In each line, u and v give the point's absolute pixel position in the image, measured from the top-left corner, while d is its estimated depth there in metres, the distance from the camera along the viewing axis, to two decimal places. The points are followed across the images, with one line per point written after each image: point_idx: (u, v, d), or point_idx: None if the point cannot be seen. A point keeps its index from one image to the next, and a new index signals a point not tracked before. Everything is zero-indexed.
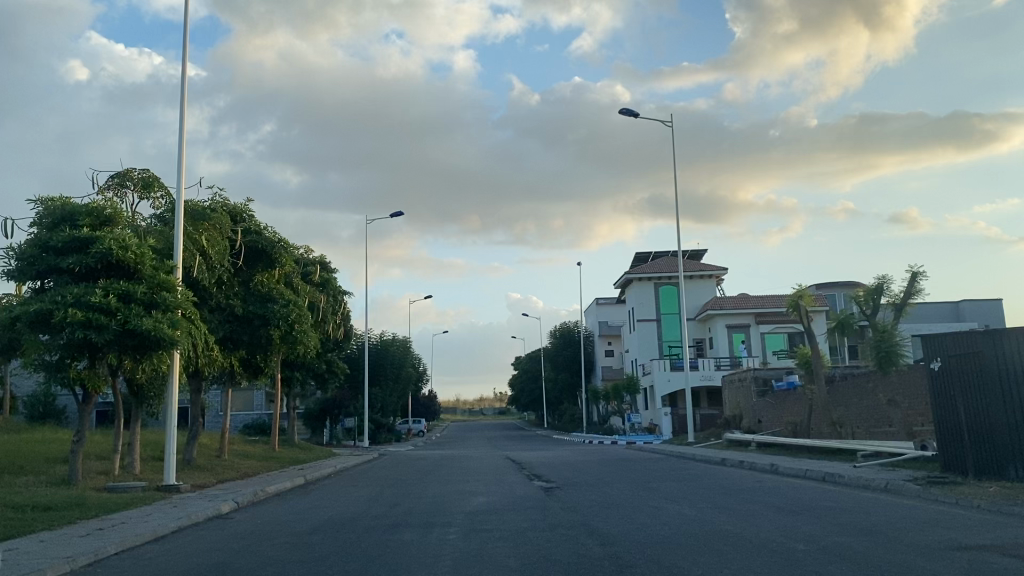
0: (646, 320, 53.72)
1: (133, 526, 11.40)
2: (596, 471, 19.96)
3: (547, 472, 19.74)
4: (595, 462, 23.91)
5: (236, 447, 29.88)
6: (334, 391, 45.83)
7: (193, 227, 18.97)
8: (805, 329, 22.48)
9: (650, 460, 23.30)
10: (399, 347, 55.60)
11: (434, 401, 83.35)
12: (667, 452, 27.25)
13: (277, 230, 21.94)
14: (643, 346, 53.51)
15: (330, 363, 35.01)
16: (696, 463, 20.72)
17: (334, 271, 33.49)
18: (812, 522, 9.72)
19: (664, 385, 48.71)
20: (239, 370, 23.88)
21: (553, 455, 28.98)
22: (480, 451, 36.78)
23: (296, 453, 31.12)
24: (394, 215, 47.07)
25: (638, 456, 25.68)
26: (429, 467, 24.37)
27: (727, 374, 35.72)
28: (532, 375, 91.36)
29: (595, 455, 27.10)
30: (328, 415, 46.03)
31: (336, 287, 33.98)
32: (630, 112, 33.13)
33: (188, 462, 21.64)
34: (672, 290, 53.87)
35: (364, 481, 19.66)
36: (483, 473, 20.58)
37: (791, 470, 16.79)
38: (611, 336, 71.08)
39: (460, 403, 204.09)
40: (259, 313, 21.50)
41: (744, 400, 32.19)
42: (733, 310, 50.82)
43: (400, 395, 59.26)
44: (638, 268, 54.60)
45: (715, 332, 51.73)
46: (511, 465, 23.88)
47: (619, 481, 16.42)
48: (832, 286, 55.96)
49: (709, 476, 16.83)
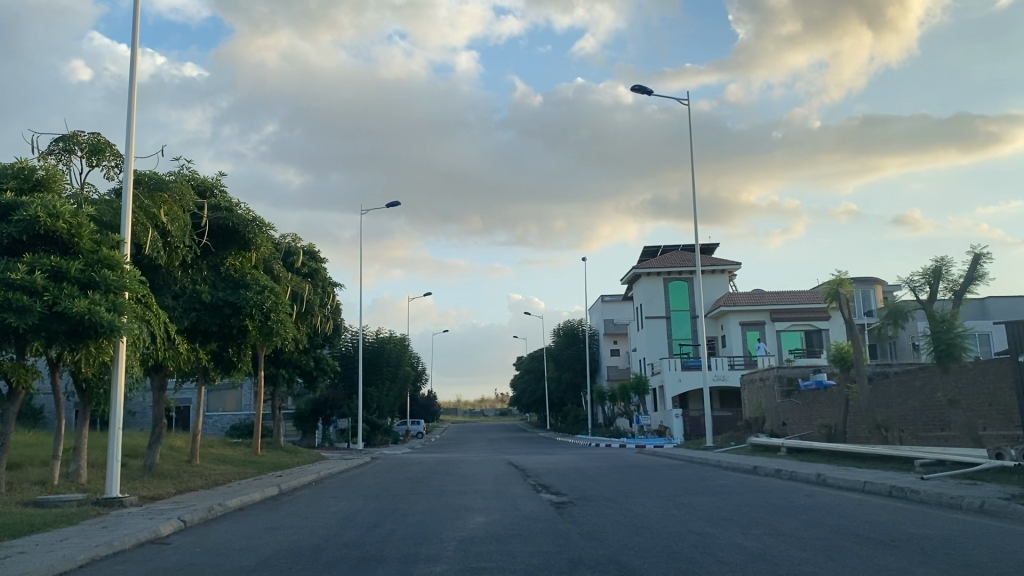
0: (655, 317, 51.23)
1: (34, 557, 8.94)
2: (612, 481, 17.51)
3: (555, 482, 17.34)
4: (607, 469, 21.47)
5: (215, 451, 27.46)
6: (327, 390, 43.47)
7: (150, 200, 16.52)
8: (845, 320, 20.01)
9: (669, 467, 20.86)
10: (396, 345, 53.28)
11: (433, 401, 80.96)
12: (685, 457, 24.78)
13: (251, 207, 19.47)
14: (652, 344, 51.02)
15: (318, 361, 32.64)
16: (724, 472, 18.28)
17: (322, 260, 31.06)
18: (924, 563, 7.23)
19: (674, 385, 46.29)
20: (210, 366, 21.47)
21: (560, 461, 26.52)
22: (480, 454, 34.38)
23: (280, 457, 28.69)
24: (392, 205, 44.65)
25: (653, 463, 23.20)
26: (423, 475, 21.91)
27: (744, 374, 33.17)
28: (535, 375, 88.92)
29: (607, 461, 24.65)
30: (320, 416, 43.68)
31: (324, 278, 31.57)
32: (643, 90, 30.64)
33: (149, 467, 19.22)
34: (683, 286, 51.39)
35: (346, 492, 17.22)
36: (483, 483, 18.12)
37: (840, 481, 14.37)
38: (617, 334, 68.63)
39: (461, 403, 201.80)
40: (229, 301, 19.04)
41: (766, 401, 29.73)
42: (748, 307, 48.35)
43: (397, 394, 56.96)
44: (647, 263, 52.13)
45: (728, 330, 49.27)
46: (515, 472, 21.42)
47: (642, 495, 14.00)
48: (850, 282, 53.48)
49: (745, 490, 14.40)
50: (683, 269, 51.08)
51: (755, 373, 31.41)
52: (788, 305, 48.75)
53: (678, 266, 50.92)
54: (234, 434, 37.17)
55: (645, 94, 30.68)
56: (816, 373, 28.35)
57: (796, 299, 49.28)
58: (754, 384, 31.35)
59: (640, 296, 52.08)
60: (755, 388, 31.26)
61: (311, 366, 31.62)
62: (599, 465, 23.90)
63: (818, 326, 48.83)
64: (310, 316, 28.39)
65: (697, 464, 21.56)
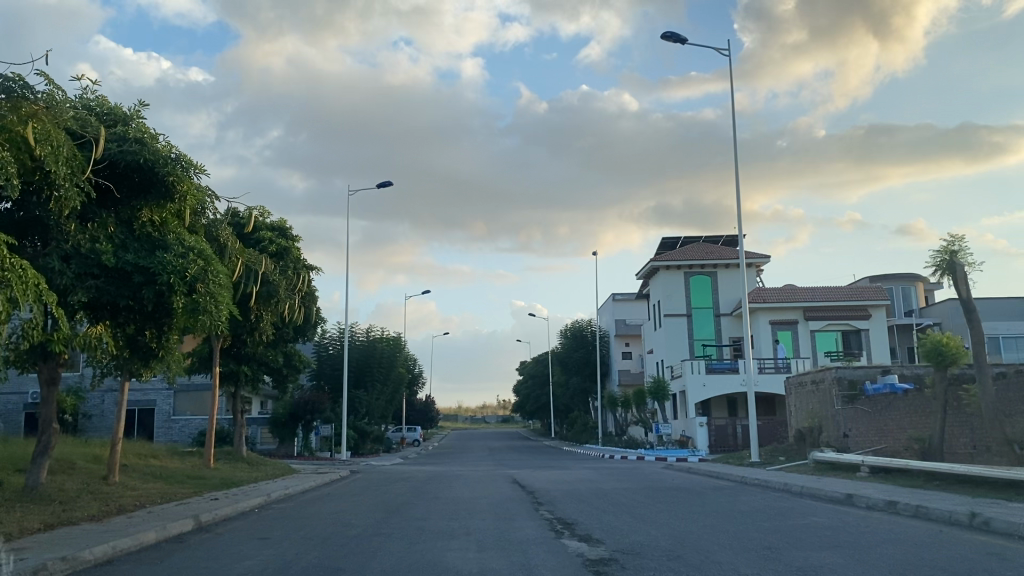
0: (674, 316, 46.26)
1: None
2: (656, 517, 12.67)
3: (579, 517, 12.55)
4: (645, 495, 16.53)
5: (156, 463, 22.42)
6: (307, 393, 38.61)
7: (14, 115, 11.67)
8: (960, 301, 14.88)
9: (723, 495, 15.90)
10: (388, 345, 48.59)
11: (430, 406, 75.83)
12: (732, 476, 19.82)
13: (173, 142, 14.57)
14: (670, 346, 46.12)
15: (287, 356, 27.80)
16: (807, 505, 13.40)
17: (291, 239, 26.38)
18: None
19: (697, 391, 41.48)
20: (126, 357, 16.44)
21: (577, 479, 21.64)
22: (479, 468, 29.42)
23: (237, 471, 23.71)
24: (383, 184, 39.60)
25: (698, 485, 18.28)
26: (403, 499, 17.04)
27: (789, 377, 28.13)
28: (539, 380, 83.86)
29: (637, 482, 19.67)
30: (300, 421, 38.74)
31: (295, 259, 26.75)
32: (677, 39, 25.77)
33: (33, 487, 14.29)
34: (705, 281, 46.52)
35: (288, 530, 12.41)
36: (480, 516, 13.25)
37: (1015, 528, 9.53)
38: (629, 335, 63.59)
39: (462, 409, 196.23)
40: (140, 266, 14.07)
41: (821, 408, 24.76)
42: (779, 304, 43.52)
43: (390, 399, 52.10)
44: (665, 255, 47.19)
45: (757, 330, 44.40)
46: (523, 497, 16.50)
47: (721, 549, 9.19)
48: (889, 279, 48.50)
49: (872, 545, 9.56)
50: (706, 261, 46.18)
51: (805, 375, 26.36)
52: (824, 302, 43.81)
53: (700, 259, 46.04)
54: (197, 442, 32.36)
55: (679, 43, 25.79)
56: (885, 374, 23.35)
57: (832, 296, 44.30)
58: (805, 389, 26.27)
59: (658, 292, 47.12)
60: (805, 395, 26.21)
61: (279, 362, 26.78)
62: (631, 486, 18.96)
63: (858, 326, 43.80)
64: (273, 302, 23.61)
65: (758, 489, 16.65)
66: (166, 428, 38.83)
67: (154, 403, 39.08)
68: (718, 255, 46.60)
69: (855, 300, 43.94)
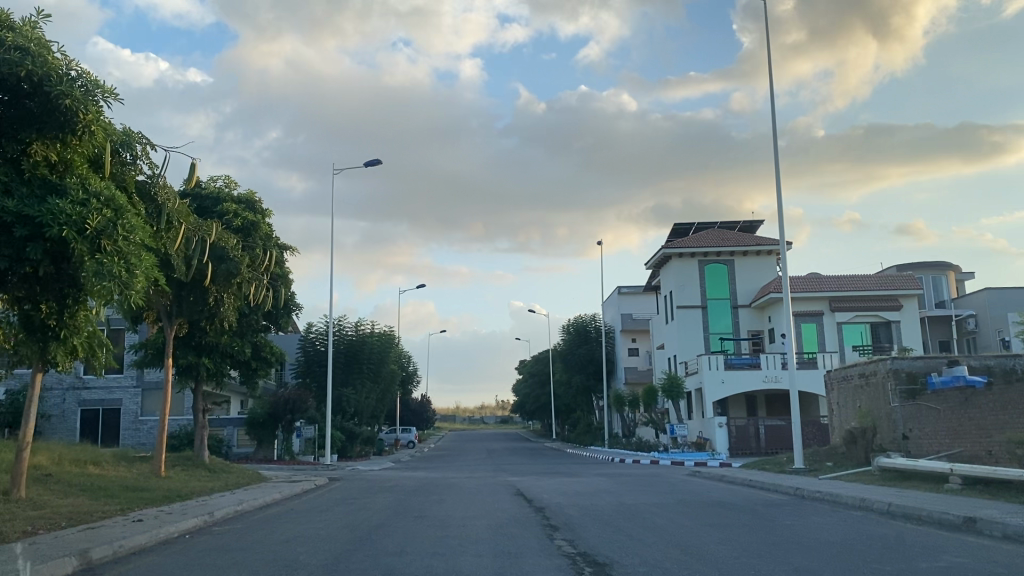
0: (688, 307, 42.77)
1: None
2: (721, 554, 9.24)
3: (613, 556, 9.08)
4: (684, 516, 13.07)
5: (94, 473, 18.88)
6: (287, 391, 35.10)
7: None
8: None
9: (785, 516, 12.42)
10: (378, 341, 45.18)
11: (427, 405, 72.64)
12: (782, 489, 16.36)
13: (70, 55, 11.16)
14: (683, 340, 42.68)
15: (256, 347, 24.32)
16: (917, 539, 9.92)
17: (255, 212, 22.93)
18: None
19: (715, 388, 38.04)
20: (22, 342, 12.74)
21: (590, 490, 18.25)
22: (477, 475, 25.92)
23: (192, 480, 20.16)
24: (373, 162, 36.25)
25: (745, 501, 14.80)
26: (380, 521, 13.59)
27: (829, 371, 24.73)
28: (539, 379, 80.40)
29: (667, 496, 16.21)
30: (280, 422, 35.24)
31: (263, 236, 23.26)
32: None
33: None
34: (721, 270, 43.10)
35: (213, 572, 8.98)
36: (478, 550, 9.79)
37: None
38: (635, 331, 60.07)
39: (460, 410, 192.51)
40: (23, 214, 10.55)
41: (873, 405, 21.49)
42: (803, 294, 40.03)
43: (381, 398, 48.59)
44: (677, 241, 43.72)
45: (779, 323, 40.91)
46: (531, 519, 13.08)
47: None
48: (918, 267, 45.02)
49: None
50: (722, 249, 42.72)
51: (852, 369, 22.90)
52: (851, 291, 40.28)
53: (716, 247, 42.60)
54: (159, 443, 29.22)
55: None
56: (952, 365, 19.93)
57: (860, 285, 40.80)
58: (854, 385, 22.80)
59: (670, 282, 43.67)
60: (852, 391, 22.84)
61: (245, 353, 23.21)
62: (660, 501, 15.49)
63: (888, 317, 40.31)
64: (232, 281, 20.24)
65: (826, 507, 13.19)
66: (133, 430, 35.36)
67: (120, 403, 35.54)
68: (734, 241, 43.17)
69: (885, 290, 40.43)
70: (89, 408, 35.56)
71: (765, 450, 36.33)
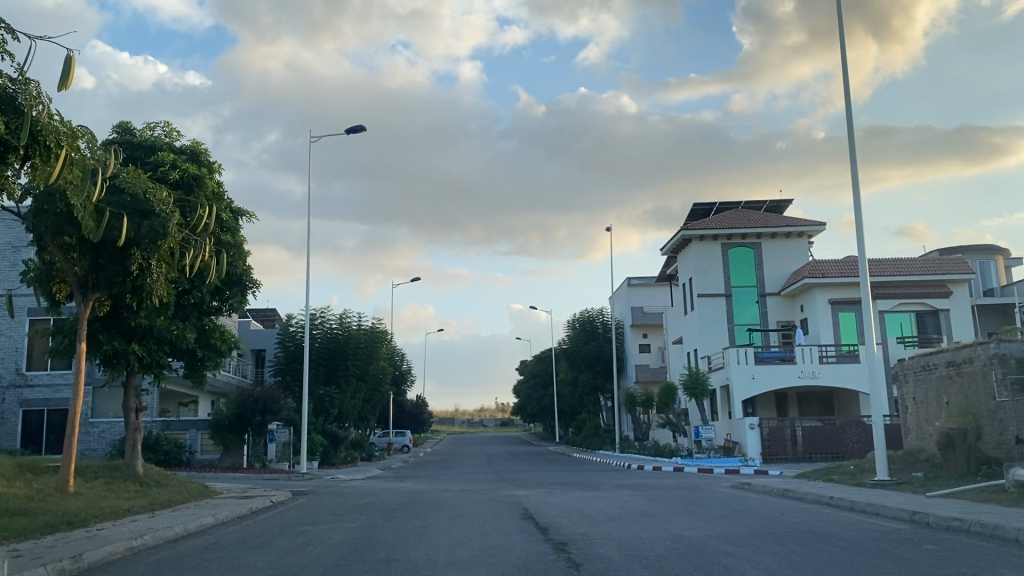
0: (710, 295, 38.39)
1: None
2: None
3: None
4: (782, 563, 8.68)
5: None
6: (257, 388, 30.96)
7: None
8: None
9: (944, 567, 8.03)
10: (365, 335, 40.92)
11: (422, 406, 68.30)
12: (889, 514, 12.00)
13: None
14: (705, 332, 38.30)
15: (202, 331, 19.88)
16: None
17: (193, 167, 18.52)
18: None
19: (745, 385, 33.71)
20: None
21: (622, 511, 13.87)
22: (474, 487, 21.46)
23: (110, 498, 15.66)
24: (355, 130, 31.81)
25: (853, 535, 10.40)
26: (326, 570, 9.17)
27: (900, 359, 20.42)
28: (540, 379, 75.95)
29: (731, 523, 11.86)
30: (248, 423, 30.78)
31: (206, 196, 18.79)
32: None
33: None
34: (747, 255, 38.80)
35: None
36: None
37: None
38: (646, 325, 55.63)
39: (458, 412, 188.28)
40: None
41: (969, 399, 17.17)
42: (840, 278, 35.62)
43: (369, 399, 44.14)
44: (697, 223, 39.34)
45: (814, 312, 36.50)
46: (552, 567, 8.72)
47: None
48: (965, 250, 40.63)
49: None
50: (747, 231, 38.38)
51: (937, 357, 18.51)
52: (894, 276, 35.86)
53: (741, 229, 38.26)
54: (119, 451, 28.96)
55: None
56: None
57: (904, 269, 36.44)
58: (939, 375, 18.44)
59: (689, 269, 39.32)
60: (937, 383, 18.53)
61: (186, 337, 18.76)
62: (727, 532, 11.09)
63: (936, 305, 35.88)
64: (158, 243, 15.83)
65: (993, 549, 8.80)
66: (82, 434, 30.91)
67: (67, 403, 31.05)
68: (762, 222, 38.77)
69: (932, 274, 36.05)
70: (31, 409, 31.10)
71: (803, 456, 31.78)
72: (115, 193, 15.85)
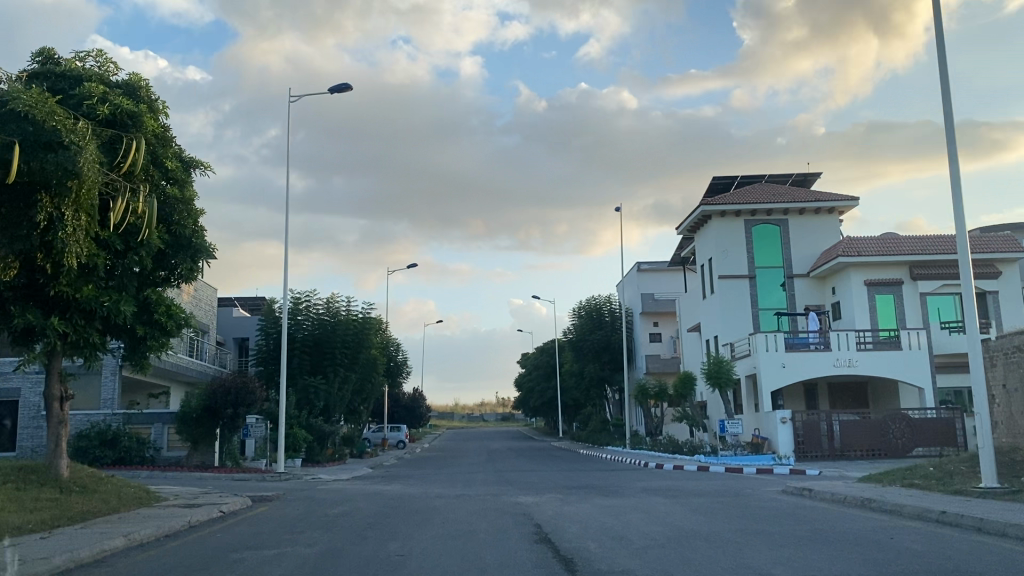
0: (733, 277, 34.99)
1: None
2: None
3: None
4: None
5: None
6: (229, 376, 27.49)
7: None
8: None
9: None
10: (353, 321, 37.50)
11: (419, 399, 64.91)
12: None
13: None
14: (727, 317, 34.90)
15: (144, 304, 16.46)
16: None
17: (126, 102, 15.01)
18: None
19: (775, 375, 30.34)
20: None
21: (666, 532, 10.46)
22: (473, 492, 18.08)
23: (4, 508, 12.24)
24: (341, 88, 28.37)
25: None
26: None
27: (984, 341, 17.00)
28: (543, 372, 72.69)
29: (830, 556, 8.52)
30: (219, 418, 27.38)
31: (144, 138, 15.31)
32: None
33: None
34: (772, 233, 35.37)
35: None
36: None
37: None
38: (657, 313, 52.24)
39: (458, 407, 185.14)
40: None
41: None
42: (879, 257, 32.19)
43: (359, 391, 40.80)
44: (717, 197, 35.89)
45: (847, 295, 33.12)
46: None
47: None
48: (1010, 229, 37.22)
49: None
50: (774, 207, 34.94)
51: None
52: (936, 254, 32.43)
53: (767, 204, 34.81)
54: (75, 449, 26.08)
55: None
56: None
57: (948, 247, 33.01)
58: None
59: (709, 248, 35.90)
60: None
61: (120, 309, 15.34)
62: (833, 572, 7.77)
63: (983, 287, 32.47)
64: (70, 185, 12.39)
65: None
66: (34, 428, 27.59)
67: (19, 394, 27.78)
68: (789, 196, 35.30)
69: (980, 253, 32.60)
70: None
71: (841, 454, 28.40)
72: (12, 120, 12.42)
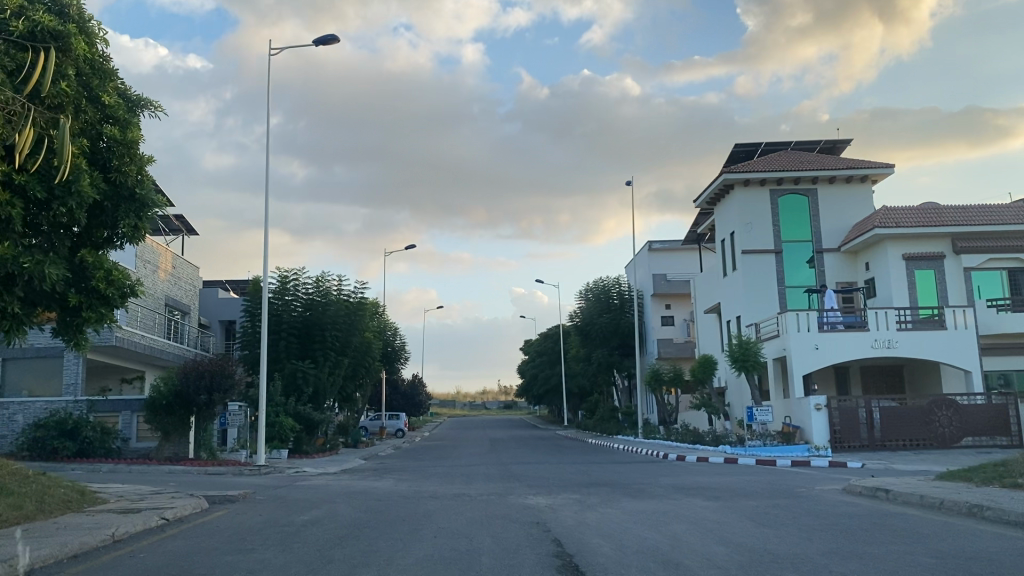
0: (757, 251, 32.20)
1: None
2: None
3: None
4: None
5: None
6: (202, 359, 24.67)
7: None
8: None
9: None
10: (345, 301, 34.75)
11: (419, 387, 62.25)
12: None
13: None
14: (751, 296, 32.08)
15: (82, 268, 13.65)
16: None
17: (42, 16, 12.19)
18: None
19: (807, 358, 27.60)
20: None
21: (736, 555, 7.71)
22: (475, 491, 15.31)
23: None
24: (329, 39, 25.58)
25: None
26: None
27: None
28: (549, 359, 70.06)
29: None
30: (193, 405, 24.66)
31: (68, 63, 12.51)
32: None
33: None
34: (800, 204, 32.55)
35: None
36: None
37: None
38: (669, 294, 49.44)
39: (461, 395, 182.82)
40: None
41: None
42: (919, 229, 29.32)
43: (353, 377, 38.13)
44: (740, 165, 33.02)
45: (883, 270, 30.32)
46: None
47: None
48: None
49: None
50: (803, 175, 32.08)
51: None
52: (982, 225, 29.60)
53: (795, 172, 31.95)
54: (32, 440, 23.41)
55: None
56: None
57: (994, 217, 30.15)
58: None
59: (732, 220, 33.07)
60: None
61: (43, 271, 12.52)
62: None
63: None
64: None
65: None
66: None
67: None
68: (818, 163, 32.45)
69: None
70: None
71: (881, 445, 25.70)
72: None
